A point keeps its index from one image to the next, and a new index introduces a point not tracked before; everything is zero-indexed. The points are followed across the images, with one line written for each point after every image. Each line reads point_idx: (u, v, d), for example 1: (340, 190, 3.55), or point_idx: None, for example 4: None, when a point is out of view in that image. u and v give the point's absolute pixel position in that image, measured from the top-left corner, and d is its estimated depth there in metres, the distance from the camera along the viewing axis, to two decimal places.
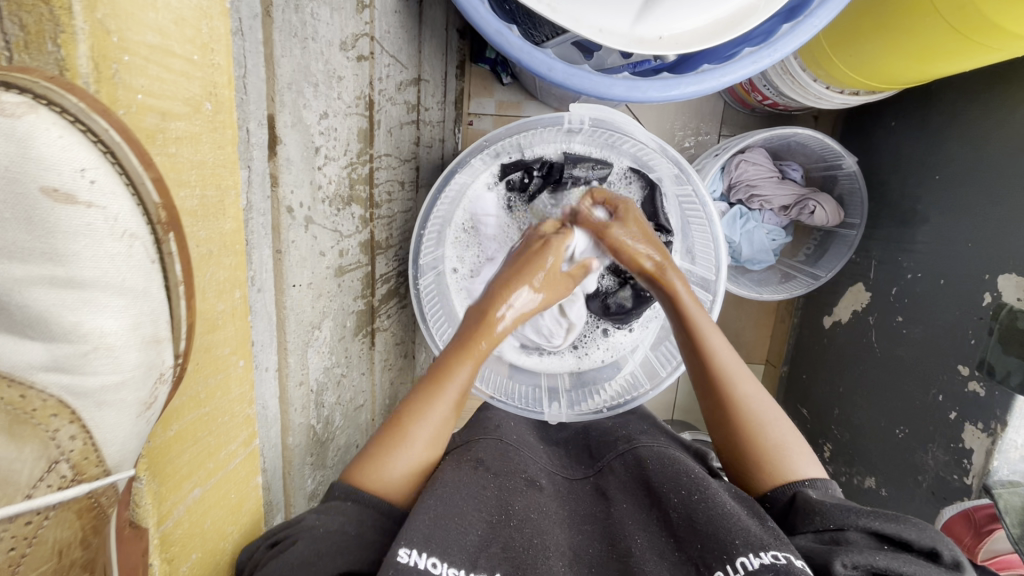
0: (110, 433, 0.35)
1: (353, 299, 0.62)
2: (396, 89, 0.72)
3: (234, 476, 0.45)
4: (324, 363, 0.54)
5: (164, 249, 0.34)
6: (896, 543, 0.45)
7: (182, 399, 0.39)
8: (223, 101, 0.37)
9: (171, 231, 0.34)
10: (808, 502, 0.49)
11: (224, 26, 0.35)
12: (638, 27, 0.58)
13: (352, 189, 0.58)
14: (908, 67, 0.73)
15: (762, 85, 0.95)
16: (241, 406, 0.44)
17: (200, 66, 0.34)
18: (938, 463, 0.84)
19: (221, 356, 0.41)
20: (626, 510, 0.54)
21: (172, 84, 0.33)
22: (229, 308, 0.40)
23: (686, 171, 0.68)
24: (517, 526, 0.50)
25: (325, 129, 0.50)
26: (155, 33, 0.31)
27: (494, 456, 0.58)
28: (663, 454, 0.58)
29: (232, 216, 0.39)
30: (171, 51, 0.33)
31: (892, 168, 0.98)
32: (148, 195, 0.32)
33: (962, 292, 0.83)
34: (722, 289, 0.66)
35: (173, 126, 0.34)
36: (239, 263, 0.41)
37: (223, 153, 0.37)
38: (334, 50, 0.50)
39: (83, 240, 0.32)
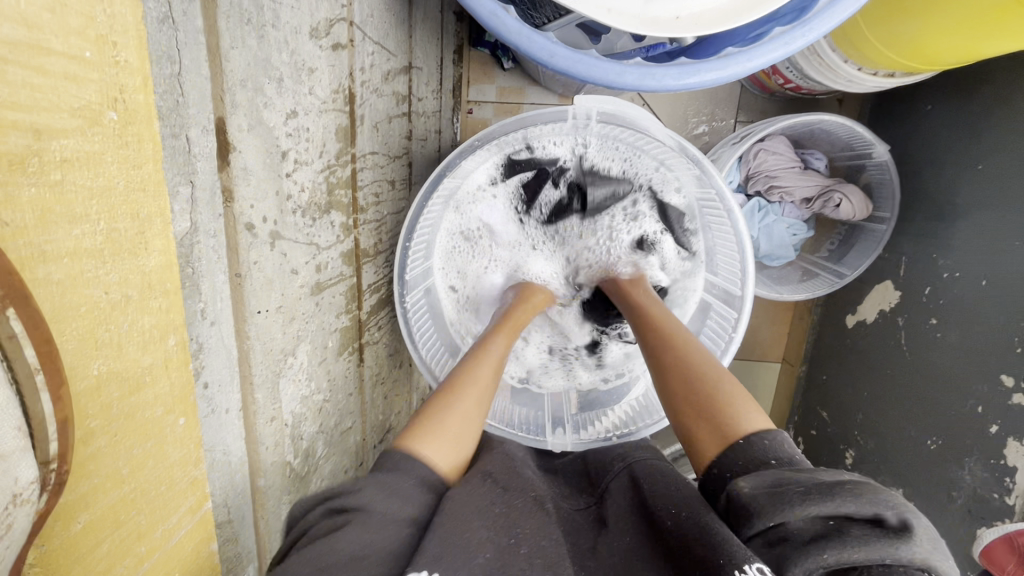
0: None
1: (336, 315, 0.56)
2: (383, 80, 0.65)
3: (177, 552, 0.37)
4: (300, 392, 0.49)
5: (3, 330, 0.21)
6: (841, 518, 0.38)
7: (93, 483, 0.29)
8: (138, 108, 0.27)
9: (10, 305, 0.21)
10: (739, 495, 0.42)
11: (133, 17, 0.26)
12: (651, 6, 0.51)
13: (331, 195, 0.52)
14: (958, 46, 0.64)
15: (785, 68, 0.87)
16: (183, 470, 0.36)
17: (96, 66, 0.25)
18: (976, 480, 0.78)
19: (153, 418, 0.32)
20: (622, 541, 0.47)
21: (49, 91, 0.23)
22: (159, 361, 0.31)
23: (708, 172, 0.60)
24: (525, 553, 0.44)
25: (293, 130, 0.43)
26: (16, 24, 0.21)
27: (503, 469, 0.53)
28: (657, 471, 0.52)
29: (160, 249, 0.30)
30: (48, 47, 0.22)
31: (928, 157, 0.89)
32: None
33: (1008, 295, 0.76)
34: (750, 305, 0.59)
35: (55, 146, 0.23)
36: (174, 304, 0.32)
37: (140, 174, 0.28)
38: (302, 38, 0.43)
39: None
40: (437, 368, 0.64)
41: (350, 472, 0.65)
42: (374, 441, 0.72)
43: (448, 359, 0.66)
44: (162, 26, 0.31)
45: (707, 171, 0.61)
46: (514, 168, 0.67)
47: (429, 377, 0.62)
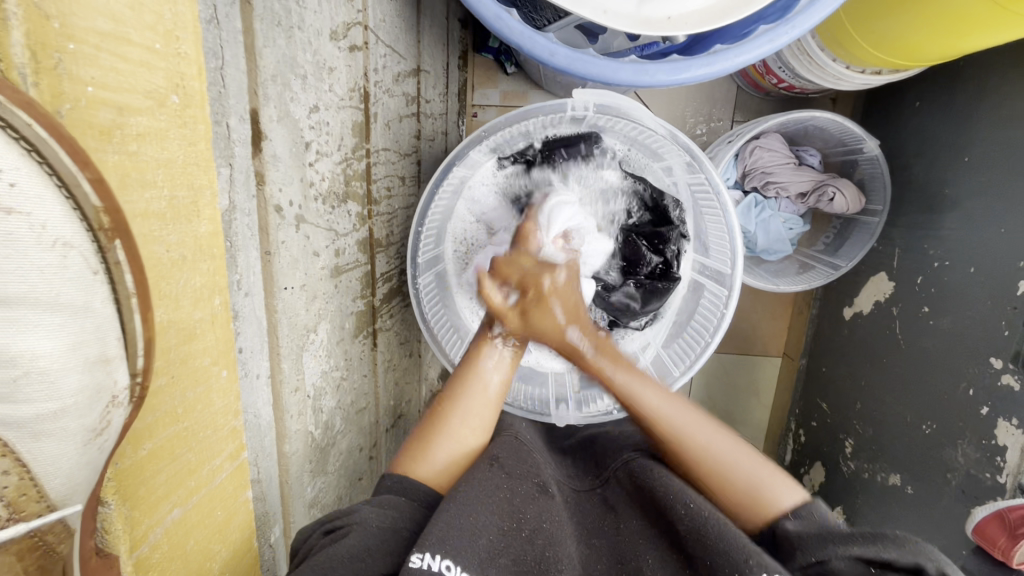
0: (52, 466, 0.28)
1: (352, 299, 0.60)
2: (394, 81, 0.69)
3: (221, 493, 0.43)
4: (321, 367, 0.53)
5: (110, 259, 0.28)
6: (881, 565, 0.41)
7: (156, 415, 0.35)
8: (193, 94, 0.33)
9: (119, 239, 0.28)
10: (789, 537, 0.47)
11: (191, 12, 0.31)
12: (644, 7, 0.55)
13: (348, 185, 0.56)
14: (934, 42, 0.68)
15: (777, 67, 0.91)
16: (225, 418, 0.41)
17: (165, 56, 0.30)
18: (969, 461, 0.80)
19: (201, 366, 0.37)
20: (635, 528, 0.51)
21: (129, 75, 0.29)
22: (208, 316, 0.37)
23: (698, 158, 0.64)
24: (529, 536, 0.48)
25: (315, 123, 0.47)
26: (106, 18, 0.27)
27: (511, 453, 0.55)
28: (671, 460, 0.55)
29: (209, 218, 0.36)
30: (128, 38, 0.29)
31: (917, 151, 0.93)
32: (86, 199, 0.27)
33: (995, 281, 0.79)
34: (738, 282, 0.63)
35: (131, 122, 0.30)
36: (219, 268, 0.37)
37: (195, 150, 0.33)
38: (324, 40, 0.47)
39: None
40: (447, 345, 0.67)
41: (365, 452, 0.68)
42: (386, 424, 0.75)
43: (457, 339, 0.69)
44: (206, 27, 0.36)
45: (697, 158, 0.65)
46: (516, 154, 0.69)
47: (440, 354, 0.67)
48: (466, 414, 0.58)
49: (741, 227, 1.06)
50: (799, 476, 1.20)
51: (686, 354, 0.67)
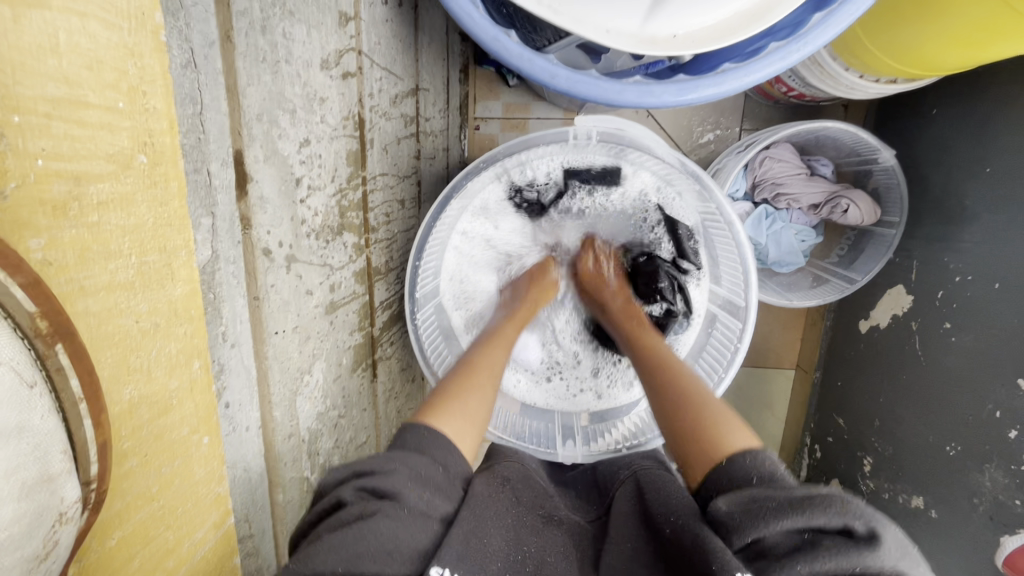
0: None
1: (349, 333, 0.58)
2: (391, 104, 0.67)
3: (206, 564, 0.39)
4: (317, 409, 0.51)
5: (50, 366, 0.23)
6: (813, 532, 0.37)
7: (123, 503, 0.32)
8: (163, 149, 0.30)
9: (60, 343, 0.24)
10: (720, 517, 0.42)
11: (159, 65, 0.29)
12: (648, 26, 0.53)
13: (343, 217, 0.54)
14: (959, 53, 0.65)
15: (788, 76, 0.88)
16: (208, 486, 0.38)
17: (130, 114, 0.28)
18: (996, 486, 0.77)
19: (179, 438, 0.35)
20: (617, 542, 0.47)
21: (86, 139, 0.26)
22: (186, 384, 0.34)
23: (709, 187, 0.61)
24: (536, 567, 0.45)
25: (306, 158, 0.45)
26: (58, 81, 0.24)
27: (521, 481, 0.54)
28: (664, 479, 0.52)
29: (185, 278, 0.33)
30: (84, 100, 0.25)
31: (936, 161, 0.89)
32: (19, 306, 0.22)
33: (1022, 298, 0.75)
34: (752, 317, 0.59)
35: (92, 190, 0.26)
36: (198, 329, 0.35)
37: (164, 211, 0.31)
38: (313, 71, 0.45)
39: None
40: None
41: None
42: None
43: None
44: (183, 70, 0.34)
45: (707, 186, 0.62)
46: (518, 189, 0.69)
47: None
48: (486, 383, 0.56)
49: (752, 240, 1.03)
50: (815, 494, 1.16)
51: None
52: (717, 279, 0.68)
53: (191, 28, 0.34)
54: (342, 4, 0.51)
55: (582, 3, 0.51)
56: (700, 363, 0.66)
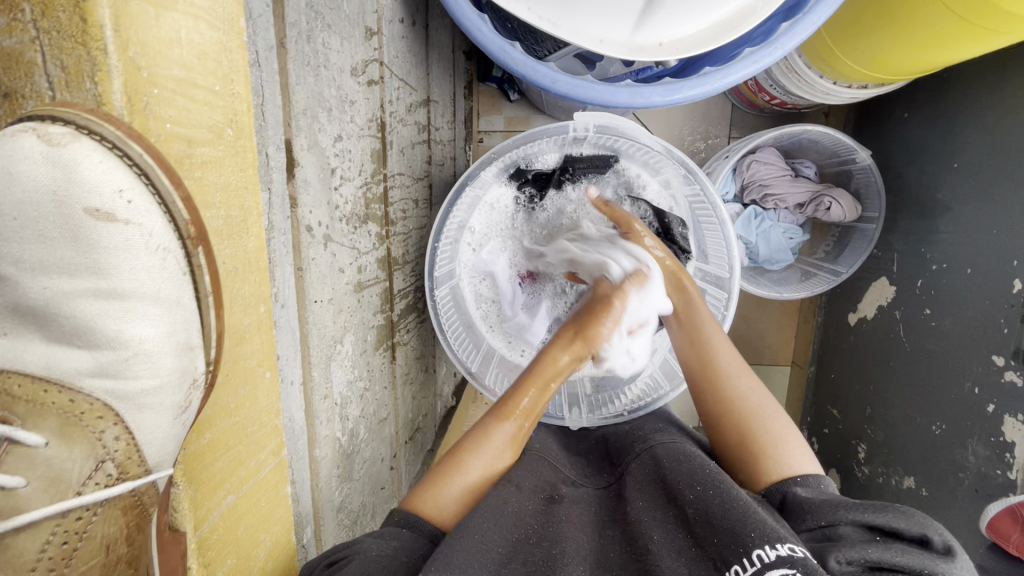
0: (150, 434, 0.37)
1: (373, 314, 0.63)
2: (406, 111, 0.74)
3: (264, 485, 0.47)
4: (346, 377, 0.56)
5: (194, 261, 0.36)
6: (888, 533, 0.44)
7: (214, 409, 0.41)
8: (244, 127, 0.39)
9: (201, 245, 0.36)
10: (799, 503, 0.49)
11: (243, 58, 0.37)
12: (638, 35, 0.60)
13: (368, 207, 0.60)
14: (909, 59, 0.73)
15: (769, 86, 0.96)
16: (269, 415, 0.46)
17: (223, 95, 0.36)
18: (979, 459, 0.81)
19: (249, 367, 0.43)
20: (643, 508, 0.53)
21: (196, 113, 0.35)
22: (255, 322, 0.42)
23: (694, 172, 0.68)
24: (537, 542, 0.50)
25: (340, 151, 0.52)
26: (181, 67, 0.34)
27: (529, 475, 0.57)
28: (678, 451, 0.58)
29: (255, 234, 0.41)
30: (196, 83, 0.35)
31: (908, 160, 0.96)
32: (178, 212, 0.34)
33: (992, 280, 0.81)
34: (737, 285, 0.66)
35: (198, 152, 0.36)
36: (263, 280, 0.43)
37: (244, 175, 0.39)
38: (346, 76, 0.52)
39: (121, 254, 0.34)
40: (466, 358, 0.71)
41: (386, 462, 0.71)
42: (405, 436, 0.78)
43: (474, 350, 0.73)
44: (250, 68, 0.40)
45: (693, 171, 0.69)
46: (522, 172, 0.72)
47: (458, 364, 0.70)
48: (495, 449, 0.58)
49: (742, 238, 1.10)
50: (815, 485, 1.20)
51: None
52: (703, 259, 0.73)
53: (256, 35, 0.41)
54: (368, 21, 0.58)
55: (578, 16, 0.59)
56: None
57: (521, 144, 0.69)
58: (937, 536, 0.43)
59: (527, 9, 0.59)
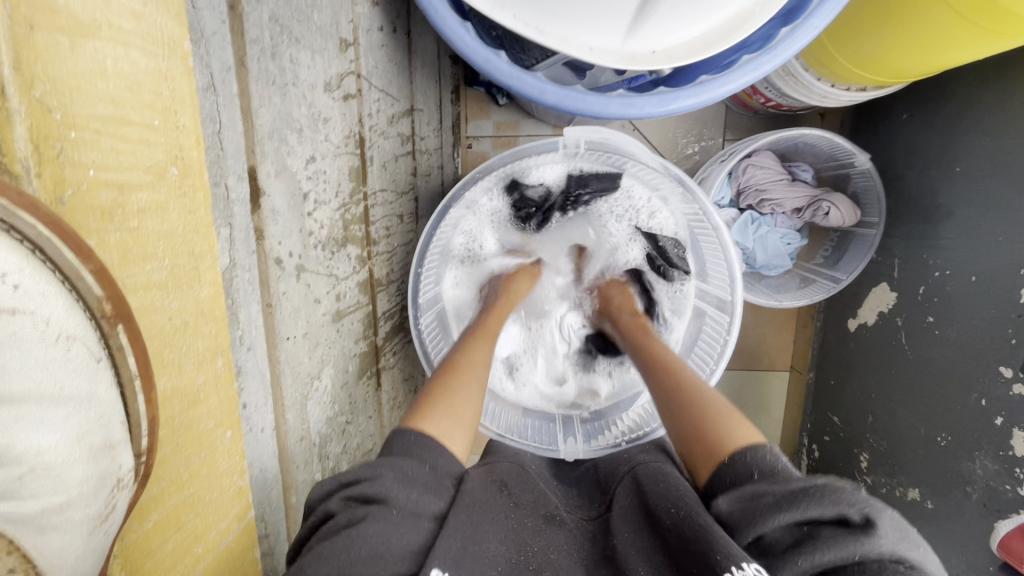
0: (59, 571, 0.28)
1: (354, 341, 0.60)
2: (388, 123, 0.70)
3: (226, 557, 0.42)
4: (325, 414, 0.52)
5: (113, 343, 0.29)
6: (811, 522, 0.39)
7: (159, 487, 0.35)
8: (191, 163, 0.35)
9: (120, 323, 0.29)
10: (724, 517, 0.45)
11: (187, 86, 0.34)
12: (629, 43, 0.57)
13: (347, 230, 0.57)
14: (909, 60, 0.70)
15: (764, 88, 0.93)
16: (230, 479, 0.41)
17: (163, 130, 0.33)
18: (988, 473, 0.79)
19: (204, 431, 0.38)
20: (626, 542, 0.49)
21: (129, 153, 0.31)
22: (211, 378, 0.38)
23: (691, 188, 0.65)
24: (536, 570, 0.46)
25: (313, 173, 0.48)
26: (106, 102, 0.29)
27: (523, 489, 0.55)
28: (660, 470, 0.54)
29: (209, 280, 0.38)
30: (127, 118, 0.30)
31: (909, 163, 0.93)
32: (88, 289, 0.28)
33: (999, 289, 0.78)
34: (740, 309, 0.62)
35: (132, 199, 0.31)
36: (221, 328, 0.39)
37: (193, 218, 0.35)
38: (318, 93, 0.48)
39: (2, 352, 0.24)
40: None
41: None
42: None
43: None
44: (203, 92, 0.37)
45: (690, 187, 0.66)
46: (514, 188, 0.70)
47: None
48: (452, 402, 0.54)
49: (739, 245, 1.07)
50: None
51: None
52: (703, 277, 0.70)
53: (211, 56, 0.37)
54: (342, 31, 0.54)
55: (566, 23, 0.56)
56: (692, 355, 0.68)
57: (509, 160, 0.64)
58: (855, 511, 0.38)
59: (512, 17, 0.56)
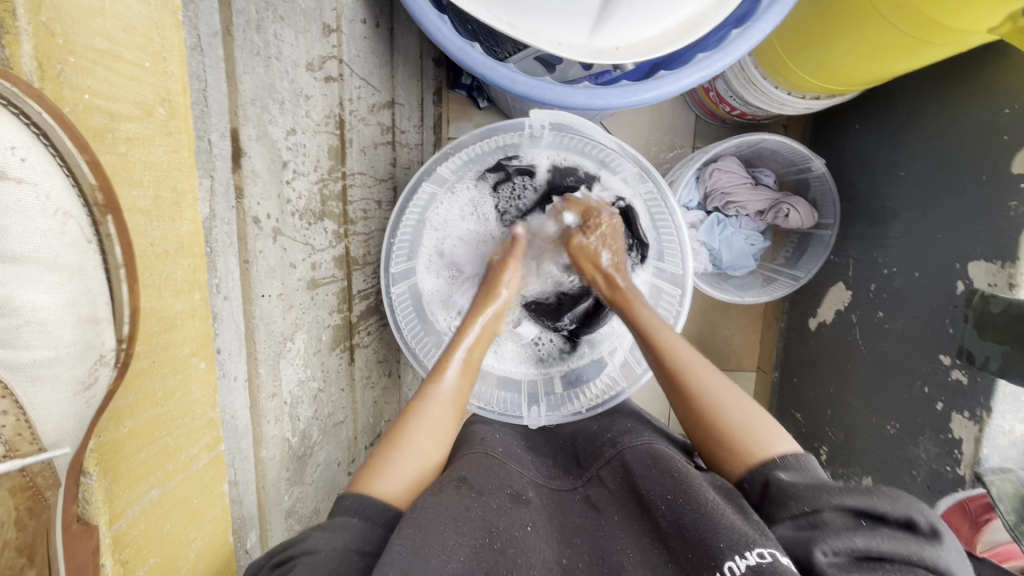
0: (44, 410, 0.33)
1: (329, 313, 0.62)
2: (368, 111, 0.74)
3: (196, 481, 0.45)
4: (297, 375, 0.54)
5: (102, 231, 0.34)
6: (873, 517, 0.45)
7: (137, 397, 0.39)
8: (178, 107, 0.39)
9: (110, 215, 0.34)
10: (781, 489, 0.50)
11: (176, 37, 0.39)
12: (594, 39, 0.62)
13: (324, 204, 0.59)
14: (858, 68, 0.75)
15: (729, 96, 0.99)
16: (202, 409, 0.45)
17: (154, 72, 0.37)
18: (931, 456, 0.83)
19: (181, 355, 0.42)
20: (619, 522, 0.53)
21: (121, 87, 0.36)
22: (189, 308, 0.42)
23: (646, 169, 0.70)
24: (501, 550, 0.47)
25: (292, 144, 0.51)
26: (103, 38, 0.34)
27: (481, 472, 0.55)
28: (646, 454, 0.57)
29: (190, 219, 0.41)
30: (120, 55, 0.35)
31: (860, 169, 1.00)
32: (84, 177, 0.33)
33: (938, 282, 0.84)
34: (689, 287, 0.67)
35: (123, 127, 0.36)
36: (199, 266, 0.42)
37: (178, 157, 0.40)
38: (300, 70, 0.52)
39: (11, 215, 0.31)
40: (423, 355, 0.70)
41: (343, 466, 0.69)
42: (365, 441, 0.76)
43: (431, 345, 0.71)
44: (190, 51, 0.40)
45: (646, 168, 0.70)
46: (491, 169, 0.72)
47: (414, 360, 0.69)
48: (432, 432, 0.58)
49: (705, 245, 1.12)
50: None
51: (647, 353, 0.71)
52: (660, 257, 0.73)
53: (198, 19, 0.41)
54: (325, 18, 0.58)
55: (536, 19, 0.60)
56: None
57: (480, 138, 0.68)
58: (923, 519, 0.44)
59: (486, 12, 0.60)
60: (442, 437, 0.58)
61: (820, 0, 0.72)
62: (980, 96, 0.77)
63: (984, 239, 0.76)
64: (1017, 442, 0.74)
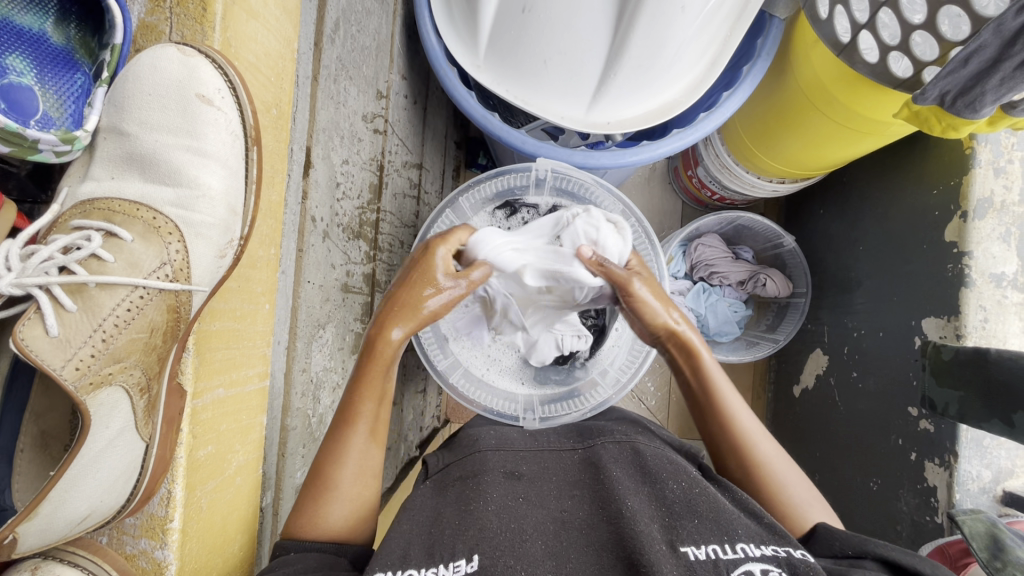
0: (198, 262, 0.49)
1: (353, 319, 0.71)
2: (402, 165, 0.88)
3: (248, 400, 0.52)
4: (323, 362, 0.63)
5: (249, 155, 0.51)
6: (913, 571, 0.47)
7: (224, 304, 0.50)
8: (284, 112, 0.54)
9: (256, 147, 0.51)
10: (829, 533, 0.54)
11: (292, 66, 0.54)
12: (591, 114, 0.77)
13: (361, 226, 0.71)
14: (812, 155, 0.90)
15: (710, 181, 1.14)
16: (261, 341, 0.53)
17: (275, 85, 0.53)
18: (911, 507, 0.87)
19: (255, 292, 0.53)
20: (618, 478, 0.55)
21: (262, 82, 0.51)
22: (266, 256, 0.54)
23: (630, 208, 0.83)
24: (496, 512, 0.51)
25: (345, 171, 0.63)
26: (253, 56, 0.50)
27: (470, 464, 0.60)
28: (661, 451, 0.60)
29: (277, 191, 0.55)
30: (259, 69, 0.51)
31: (827, 246, 1.12)
32: (247, 117, 0.50)
33: (900, 340, 0.92)
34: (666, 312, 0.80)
35: (254, 116, 0.50)
36: (276, 228, 0.55)
37: (278, 144, 0.54)
38: (358, 117, 0.65)
39: (211, 127, 0.49)
40: (434, 357, 0.78)
41: None
42: None
43: (440, 353, 0.79)
44: (292, 83, 0.54)
45: (629, 208, 0.83)
46: (501, 206, 0.85)
47: (426, 362, 0.78)
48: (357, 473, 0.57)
49: (693, 310, 1.20)
50: None
51: (632, 362, 0.81)
52: None
53: (298, 66, 0.56)
54: (379, 85, 0.73)
55: (544, 95, 0.76)
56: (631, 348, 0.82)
57: (494, 177, 0.82)
58: None
59: (506, 91, 0.77)
60: (370, 475, 0.58)
61: (775, 102, 0.89)
62: (914, 183, 0.91)
63: (933, 299, 0.86)
64: (987, 489, 0.79)
